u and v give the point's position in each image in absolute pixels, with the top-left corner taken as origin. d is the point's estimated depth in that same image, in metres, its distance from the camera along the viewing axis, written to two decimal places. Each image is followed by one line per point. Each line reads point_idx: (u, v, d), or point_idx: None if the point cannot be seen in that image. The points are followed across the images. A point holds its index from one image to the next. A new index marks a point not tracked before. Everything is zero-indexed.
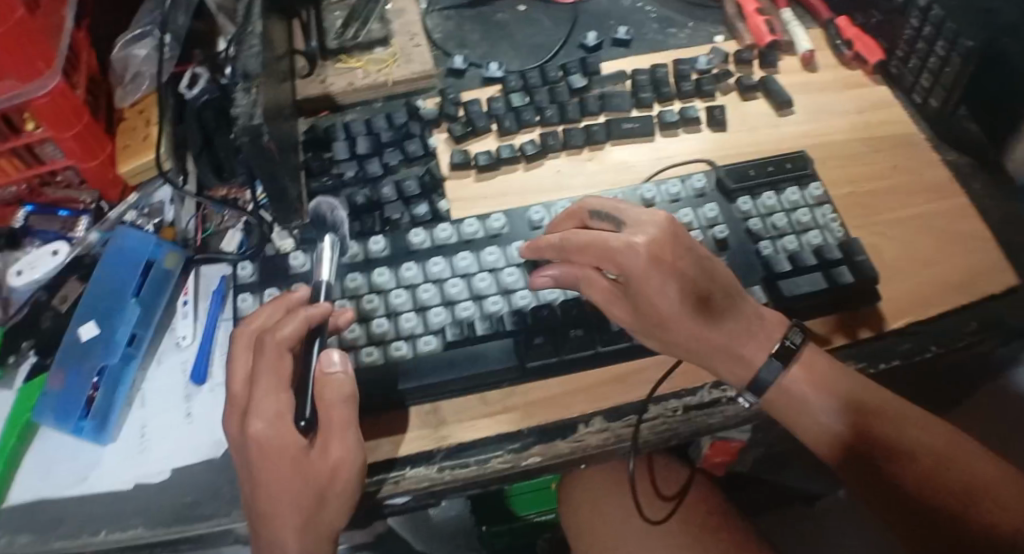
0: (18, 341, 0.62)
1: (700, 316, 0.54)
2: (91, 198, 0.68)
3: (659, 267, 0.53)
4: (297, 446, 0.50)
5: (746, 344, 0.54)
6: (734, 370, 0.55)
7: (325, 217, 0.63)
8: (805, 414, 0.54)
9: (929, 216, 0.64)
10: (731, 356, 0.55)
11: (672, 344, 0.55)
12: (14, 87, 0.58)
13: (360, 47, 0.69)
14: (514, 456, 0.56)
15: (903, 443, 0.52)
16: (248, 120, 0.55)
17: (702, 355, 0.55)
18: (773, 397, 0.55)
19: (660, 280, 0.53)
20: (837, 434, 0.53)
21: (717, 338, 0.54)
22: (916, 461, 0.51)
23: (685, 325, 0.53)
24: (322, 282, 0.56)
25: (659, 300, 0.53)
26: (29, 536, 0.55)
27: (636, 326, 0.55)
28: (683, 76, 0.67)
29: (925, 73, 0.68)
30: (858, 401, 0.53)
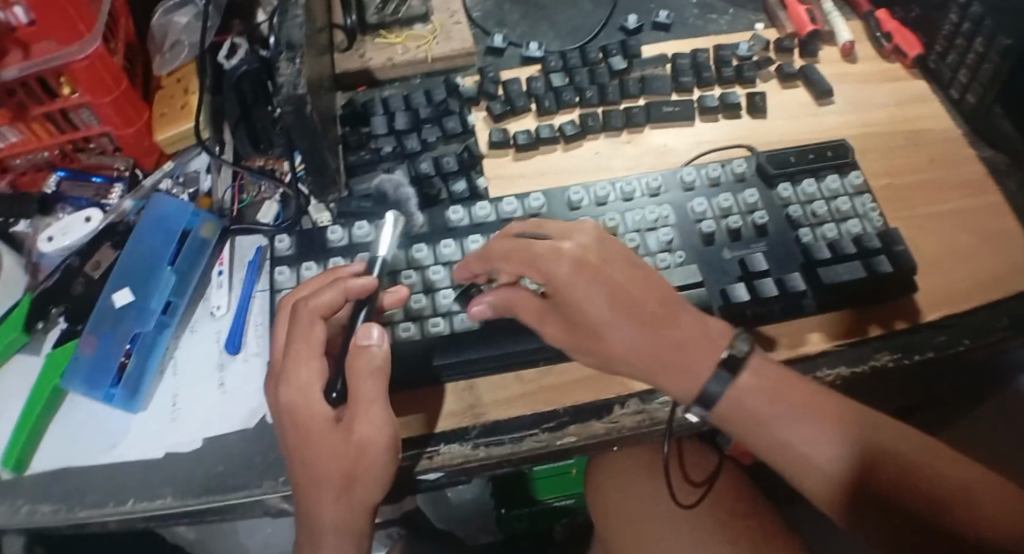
0: (47, 306, 0.62)
1: (631, 325, 0.50)
2: (126, 164, 0.69)
3: (586, 273, 0.49)
4: (325, 415, 0.49)
5: (685, 354, 0.50)
6: (679, 384, 0.51)
7: (389, 193, 0.62)
8: (769, 434, 0.51)
9: (967, 211, 0.63)
10: (670, 368, 0.51)
11: (612, 355, 0.51)
12: (56, 51, 0.58)
13: (400, 23, 0.69)
14: (549, 435, 0.55)
15: (875, 451, 0.50)
16: (292, 89, 0.55)
17: (642, 366, 0.51)
18: (730, 416, 0.52)
19: (588, 287, 0.49)
20: (807, 454, 0.50)
21: (652, 349, 0.50)
22: (888, 469, 0.49)
23: (616, 335, 0.50)
24: (378, 256, 0.55)
25: (590, 308, 0.49)
26: (50, 506, 0.55)
27: (573, 339, 0.52)
28: (724, 62, 0.67)
29: (963, 68, 0.68)
30: (823, 414, 0.50)
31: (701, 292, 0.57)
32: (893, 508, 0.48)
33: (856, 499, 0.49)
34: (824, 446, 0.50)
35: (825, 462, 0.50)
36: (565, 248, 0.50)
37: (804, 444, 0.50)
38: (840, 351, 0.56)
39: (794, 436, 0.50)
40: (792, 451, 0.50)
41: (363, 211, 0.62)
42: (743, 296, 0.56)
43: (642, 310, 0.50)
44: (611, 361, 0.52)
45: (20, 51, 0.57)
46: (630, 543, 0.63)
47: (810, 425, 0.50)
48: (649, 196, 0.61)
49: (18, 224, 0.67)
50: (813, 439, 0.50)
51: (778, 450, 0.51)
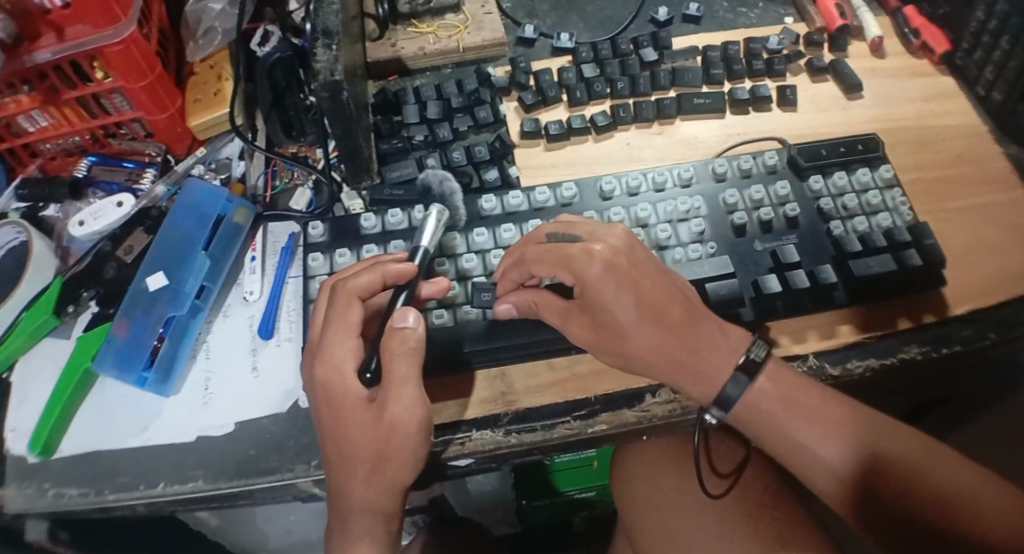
0: (78, 290, 0.61)
1: (657, 328, 0.51)
2: (158, 150, 0.69)
3: (616, 276, 0.50)
4: (359, 394, 0.50)
5: (705, 359, 0.51)
6: (695, 386, 0.52)
7: (434, 187, 0.62)
8: (786, 437, 0.51)
9: (994, 206, 0.63)
10: (690, 372, 0.52)
11: (633, 357, 0.52)
12: (89, 34, 0.58)
13: (432, 13, 0.70)
14: (580, 423, 0.55)
15: (894, 456, 0.49)
16: (329, 75, 0.55)
17: (662, 369, 0.52)
18: (748, 420, 0.52)
19: (618, 290, 0.50)
20: (812, 450, 0.50)
21: (676, 352, 0.51)
22: (907, 474, 0.48)
23: (641, 338, 0.51)
24: (421, 246, 0.55)
25: (618, 311, 0.50)
26: (80, 490, 0.55)
27: (595, 341, 0.52)
28: (755, 55, 0.68)
29: (989, 64, 0.67)
30: (842, 420, 0.51)
31: (732, 283, 0.56)
32: (910, 513, 0.47)
33: (871, 502, 0.49)
34: (840, 450, 0.50)
35: (842, 465, 0.50)
36: (598, 251, 0.51)
37: (821, 447, 0.50)
38: (869, 343, 0.56)
39: (812, 440, 0.50)
40: (809, 455, 0.50)
41: (396, 199, 0.62)
42: (775, 287, 0.56)
43: (669, 315, 0.51)
44: (631, 362, 0.52)
45: (53, 34, 0.58)
46: (660, 535, 0.63)
47: (827, 430, 0.50)
48: (680, 187, 0.62)
49: (48, 210, 0.67)
50: (829, 441, 0.50)
51: (795, 453, 0.51)
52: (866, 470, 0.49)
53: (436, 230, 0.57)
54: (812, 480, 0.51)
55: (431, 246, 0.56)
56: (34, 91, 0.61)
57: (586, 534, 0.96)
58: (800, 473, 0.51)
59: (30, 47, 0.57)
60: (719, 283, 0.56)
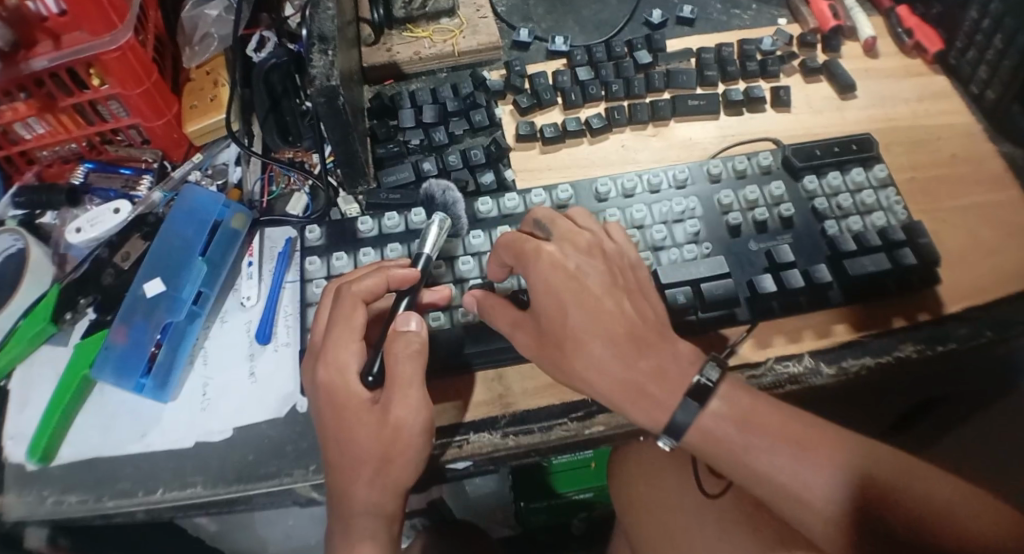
0: (77, 297, 0.62)
1: (602, 346, 0.47)
2: (154, 156, 0.69)
3: (569, 278, 0.48)
4: (363, 397, 0.50)
5: (654, 385, 0.47)
6: (641, 410, 0.47)
7: (437, 197, 0.61)
8: (752, 469, 0.46)
9: (990, 205, 0.63)
10: (635, 397, 0.47)
11: (575, 375, 0.48)
12: (87, 41, 0.58)
13: (427, 17, 0.70)
14: (578, 424, 0.55)
15: (877, 480, 0.45)
16: (325, 81, 0.55)
17: (605, 391, 0.48)
18: (709, 452, 0.47)
19: (565, 295, 0.48)
20: (785, 483, 0.45)
21: (622, 374, 0.47)
22: (894, 504, 0.44)
23: (582, 354, 0.47)
24: (423, 254, 0.55)
25: (562, 319, 0.48)
26: (79, 496, 0.55)
27: (540, 351, 0.50)
28: (748, 57, 0.69)
29: (983, 64, 0.67)
30: (815, 447, 0.46)
31: (728, 284, 0.56)
32: (905, 549, 0.43)
33: (859, 530, 0.44)
34: (819, 479, 0.45)
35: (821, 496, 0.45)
36: (546, 250, 0.49)
37: (796, 477, 0.45)
38: (865, 342, 0.56)
39: (783, 470, 0.45)
40: (783, 488, 0.45)
41: (392, 203, 0.63)
42: (770, 287, 0.57)
43: (617, 333, 0.47)
44: (573, 381, 0.49)
45: (50, 41, 0.58)
46: (660, 536, 0.63)
47: (798, 458, 0.45)
48: (675, 188, 0.62)
49: (45, 217, 0.68)
50: (806, 471, 0.45)
51: (769, 486, 0.46)
52: (848, 500, 0.44)
53: (438, 238, 0.57)
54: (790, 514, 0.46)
55: (433, 253, 0.56)
56: (31, 98, 0.61)
57: (586, 536, 0.96)
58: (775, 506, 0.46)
59: (27, 54, 0.57)
60: (715, 284, 0.56)
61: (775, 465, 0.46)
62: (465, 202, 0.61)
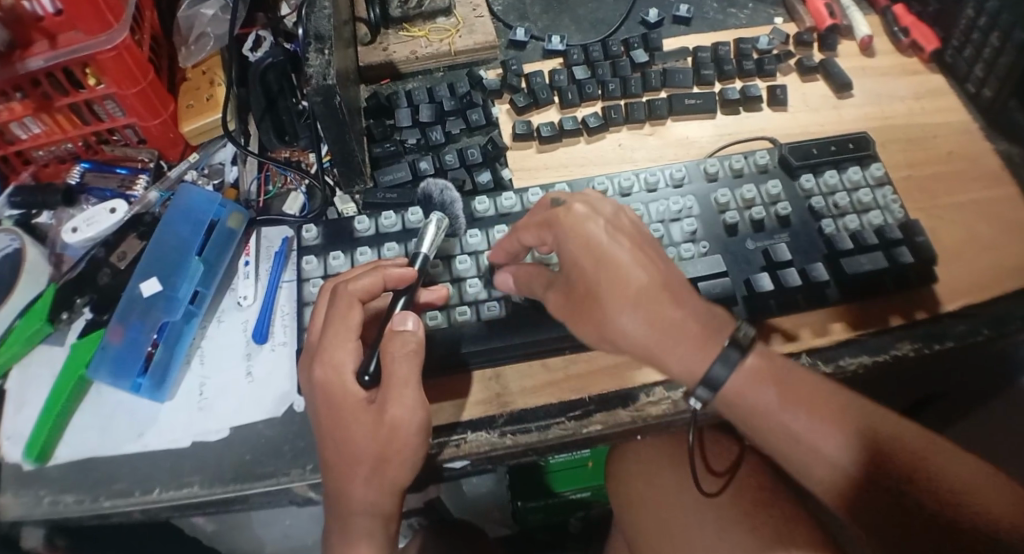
0: (73, 296, 0.62)
1: (635, 291, 0.47)
2: (150, 156, 0.69)
3: (597, 233, 0.49)
4: (359, 396, 0.50)
5: (687, 331, 0.47)
6: (680, 362, 0.47)
7: (434, 196, 0.62)
8: (783, 427, 0.48)
9: (987, 203, 0.63)
10: (671, 344, 0.47)
11: (607, 326, 0.48)
12: (82, 41, 0.58)
13: (423, 16, 0.70)
14: (575, 423, 0.55)
15: (900, 450, 0.48)
16: (321, 79, 0.55)
17: (639, 341, 0.47)
18: (741, 411, 0.49)
19: (595, 246, 0.48)
20: (814, 443, 0.48)
21: (658, 321, 0.47)
22: (915, 478, 0.47)
23: (615, 301, 0.47)
24: (421, 253, 0.55)
25: (592, 268, 0.48)
26: (75, 497, 0.55)
27: (570, 308, 0.50)
28: (744, 55, 0.69)
29: (979, 62, 0.67)
30: (846, 417, 0.48)
31: (724, 282, 0.57)
32: (921, 513, 0.46)
33: (878, 493, 0.47)
34: (847, 445, 0.47)
35: (846, 463, 0.47)
36: (575, 211, 0.50)
37: (827, 443, 0.48)
38: (862, 340, 0.56)
39: (815, 434, 0.48)
40: (812, 449, 0.48)
41: (389, 202, 0.62)
42: (767, 286, 0.57)
43: (647, 279, 0.47)
44: (604, 333, 0.48)
45: (46, 40, 0.58)
46: (658, 535, 0.63)
47: (830, 426, 0.48)
48: (673, 188, 0.62)
49: (41, 217, 0.68)
50: (835, 437, 0.48)
51: (802, 451, 0.48)
52: (870, 470, 0.47)
53: (435, 237, 0.57)
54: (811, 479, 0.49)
55: (431, 252, 0.56)
56: (27, 98, 0.61)
57: (583, 534, 0.96)
58: (799, 470, 0.49)
59: (23, 54, 0.57)
60: (712, 283, 0.57)
61: (810, 431, 0.48)
62: (463, 201, 0.62)
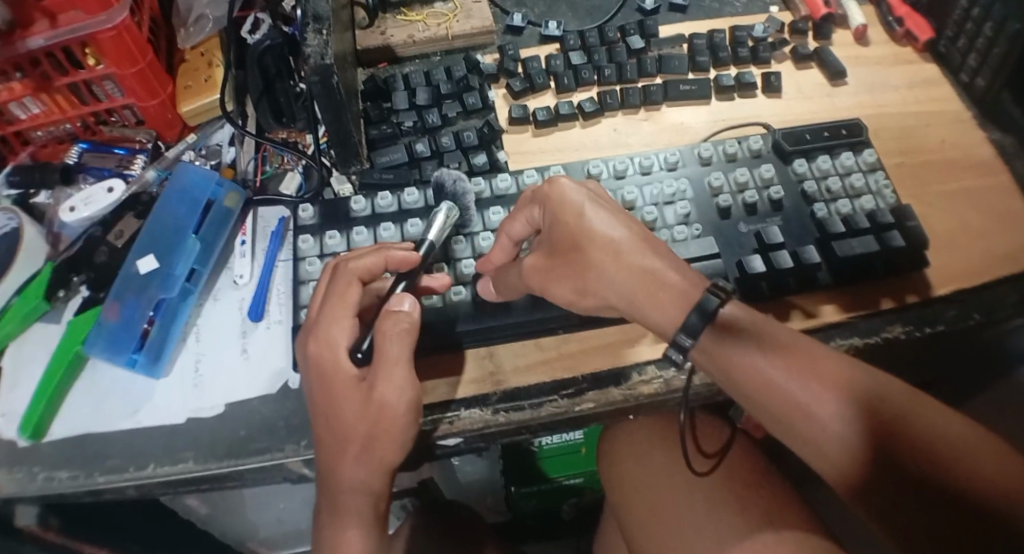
0: (70, 275, 0.62)
1: (615, 243, 0.50)
2: (148, 137, 0.70)
3: (580, 200, 0.52)
4: (351, 373, 0.50)
5: (667, 284, 0.50)
6: (660, 309, 0.50)
7: (447, 186, 0.60)
8: (766, 382, 0.48)
9: (980, 192, 0.64)
10: (651, 292, 0.50)
11: (592, 275, 0.51)
12: (83, 20, 0.59)
13: (421, 1, 0.71)
14: (568, 401, 0.55)
15: (893, 413, 0.46)
16: (319, 59, 0.55)
17: (621, 290, 0.51)
18: (725, 365, 0.49)
19: (578, 207, 0.52)
20: (799, 398, 0.47)
21: (634, 271, 0.50)
22: (920, 457, 0.45)
23: (599, 252, 0.51)
24: (427, 239, 0.56)
25: (576, 226, 0.51)
26: (70, 472, 0.55)
27: (551, 270, 0.52)
28: (740, 43, 0.69)
29: (973, 52, 0.68)
30: (852, 390, 0.47)
31: (716, 264, 0.57)
32: (912, 479, 0.44)
33: (868, 453, 0.46)
34: (848, 417, 0.46)
35: (847, 436, 0.46)
36: (560, 186, 0.52)
37: (827, 414, 0.47)
38: (854, 323, 0.57)
39: (805, 393, 0.47)
40: (798, 405, 0.47)
41: (385, 182, 0.63)
42: (759, 267, 0.57)
43: (628, 235, 0.51)
44: (588, 285, 0.51)
45: (47, 20, 0.59)
46: (648, 514, 0.64)
47: (831, 398, 0.47)
48: (667, 171, 0.62)
49: (39, 197, 0.68)
50: (823, 395, 0.47)
51: (788, 408, 0.48)
52: (871, 444, 0.46)
53: (444, 226, 0.58)
54: (812, 453, 0.48)
55: (437, 239, 0.57)
56: (26, 78, 0.62)
57: (575, 521, 0.97)
58: (800, 444, 0.48)
59: (23, 33, 0.58)
60: (704, 264, 0.57)
61: (808, 400, 0.47)
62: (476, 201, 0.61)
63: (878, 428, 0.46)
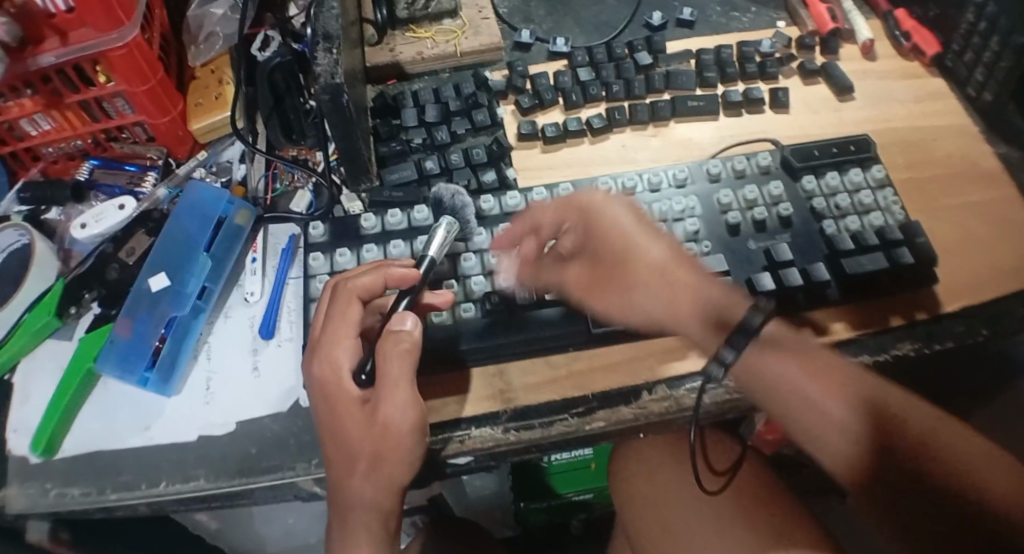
0: (81, 291, 0.62)
1: (653, 259, 0.54)
2: (159, 153, 0.71)
3: (623, 216, 0.56)
4: (353, 394, 0.51)
5: (704, 300, 0.51)
6: (697, 324, 0.51)
7: (445, 201, 0.61)
8: (787, 383, 0.48)
9: (987, 205, 0.64)
10: (688, 308, 0.52)
11: (630, 290, 0.54)
12: (93, 38, 0.59)
13: (429, 18, 0.71)
14: (578, 420, 0.55)
15: (902, 419, 0.47)
16: (329, 78, 0.56)
17: (659, 305, 0.53)
18: (748, 366, 0.49)
19: (617, 222, 0.55)
20: (816, 400, 0.48)
21: (671, 287, 0.53)
22: (930, 463, 0.46)
23: (643, 268, 0.54)
24: (427, 256, 0.56)
25: (619, 240, 0.55)
26: (82, 488, 0.56)
27: (593, 280, 0.56)
28: (748, 58, 0.69)
29: (980, 65, 0.68)
30: (870, 393, 0.48)
31: (726, 281, 0.57)
32: (918, 481, 0.46)
33: (880, 456, 0.47)
34: (863, 422, 0.47)
35: (864, 437, 0.47)
36: (602, 199, 0.57)
37: (846, 414, 0.47)
38: (863, 340, 0.57)
39: (823, 396, 0.48)
40: (814, 406, 0.48)
41: (394, 201, 0.63)
42: (769, 285, 0.57)
43: (668, 253, 0.54)
44: (631, 299, 0.54)
45: (57, 37, 0.59)
46: (657, 529, 0.64)
47: (851, 400, 0.48)
48: (675, 187, 0.62)
49: (50, 213, 0.68)
50: (839, 398, 0.48)
51: (805, 408, 0.48)
52: (886, 446, 0.47)
53: (445, 240, 0.57)
54: (824, 450, 0.49)
55: (438, 255, 0.56)
56: (37, 94, 0.62)
57: (584, 535, 0.97)
58: (812, 440, 0.49)
59: (34, 50, 0.58)
60: None
61: (829, 400, 0.48)
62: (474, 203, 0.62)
63: (892, 430, 0.47)
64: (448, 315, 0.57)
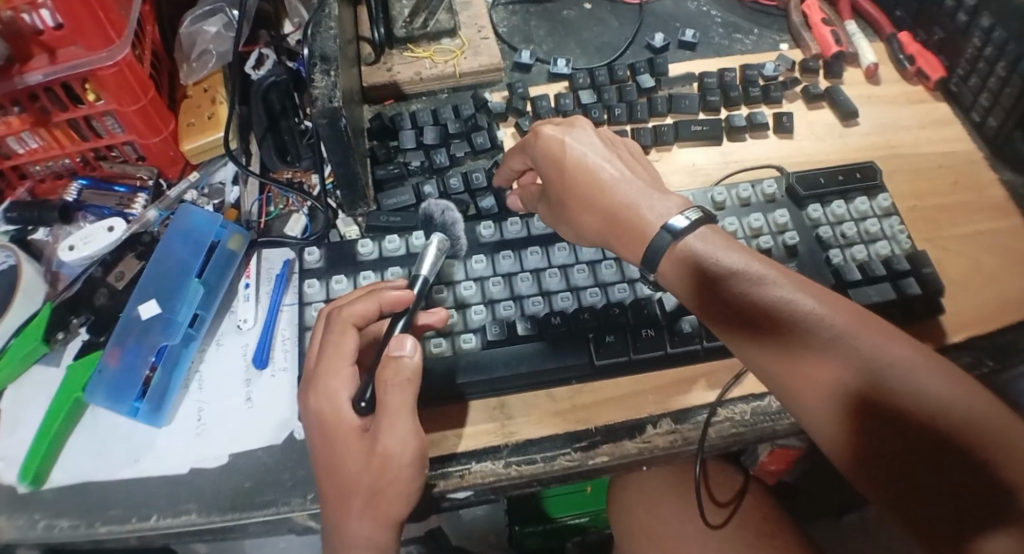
0: (69, 317, 0.60)
1: (591, 184, 0.53)
2: (149, 173, 0.69)
3: (564, 145, 0.55)
4: (353, 425, 0.49)
5: (632, 223, 0.50)
6: (628, 246, 0.51)
7: (435, 217, 0.61)
8: (754, 330, 0.44)
9: (991, 234, 0.63)
10: (618, 233, 0.51)
11: (576, 220, 0.54)
12: (82, 56, 0.57)
13: (428, 37, 0.70)
14: (581, 454, 0.53)
15: (887, 377, 0.41)
16: (326, 102, 0.54)
17: (598, 231, 0.53)
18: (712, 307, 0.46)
19: (556, 152, 0.55)
20: (789, 350, 0.43)
21: (603, 213, 0.52)
22: (929, 425, 0.39)
23: (580, 187, 0.53)
24: (420, 275, 0.54)
25: (556, 171, 0.55)
26: (69, 521, 0.54)
27: (553, 211, 0.57)
28: (751, 82, 0.69)
29: (984, 92, 0.67)
30: (852, 345, 0.42)
31: None
32: (904, 446, 0.39)
33: (862, 419, 0.41)
34: (841, 377, 0.42)
35: (844, 395, 0.41)
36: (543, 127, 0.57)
37: (824, 372, 0.42)
38: None
39: (797, 347, 0.43)
40: (789, 359, 0.43)
41: (392, 226, 0.62)
42: None
43: (613, 173, 0.53)
44: (575, 223, 0.54)
45: (46, 55, 0.57)
46: None
47: (825, 353, 0.42)
48: None
49: (37, 233, 0.66)
50: (816, 352, 0.42)
51: (779, 361, 0.44)
52: (871, 406, 0.41)
53: (436, 258, 0.56)
54: (813, 416, 0.43)
55: (430, 274, 0.55)
56: (24, 112, 0.60)
57: None
58: (797, 402, 0.44)
59: (21, 69, 0.56)
60: None
61: (805, 357, 0.43)
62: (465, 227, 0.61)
63: (878, 388, 0.41)
64: (448, 346, 0.56)
